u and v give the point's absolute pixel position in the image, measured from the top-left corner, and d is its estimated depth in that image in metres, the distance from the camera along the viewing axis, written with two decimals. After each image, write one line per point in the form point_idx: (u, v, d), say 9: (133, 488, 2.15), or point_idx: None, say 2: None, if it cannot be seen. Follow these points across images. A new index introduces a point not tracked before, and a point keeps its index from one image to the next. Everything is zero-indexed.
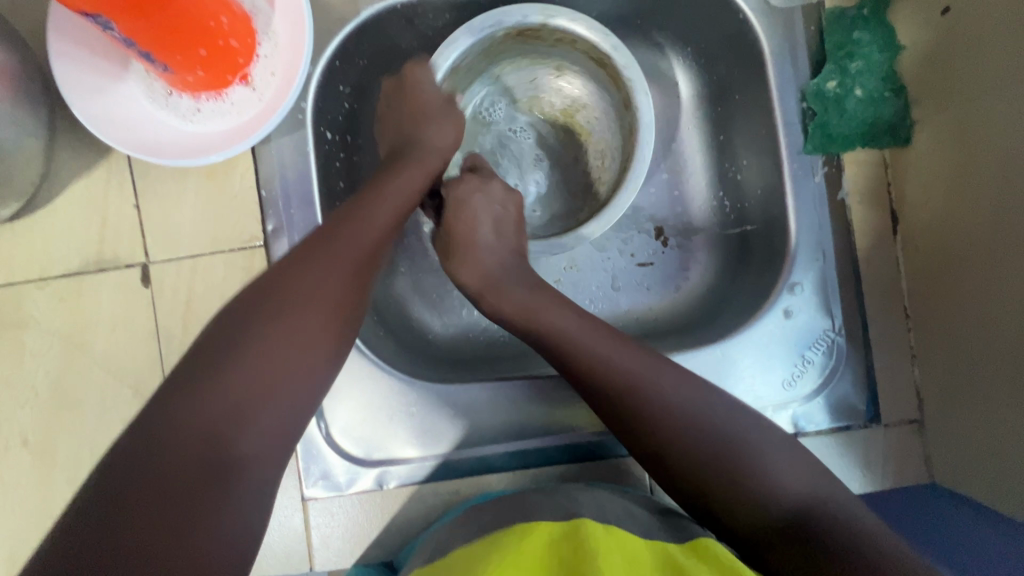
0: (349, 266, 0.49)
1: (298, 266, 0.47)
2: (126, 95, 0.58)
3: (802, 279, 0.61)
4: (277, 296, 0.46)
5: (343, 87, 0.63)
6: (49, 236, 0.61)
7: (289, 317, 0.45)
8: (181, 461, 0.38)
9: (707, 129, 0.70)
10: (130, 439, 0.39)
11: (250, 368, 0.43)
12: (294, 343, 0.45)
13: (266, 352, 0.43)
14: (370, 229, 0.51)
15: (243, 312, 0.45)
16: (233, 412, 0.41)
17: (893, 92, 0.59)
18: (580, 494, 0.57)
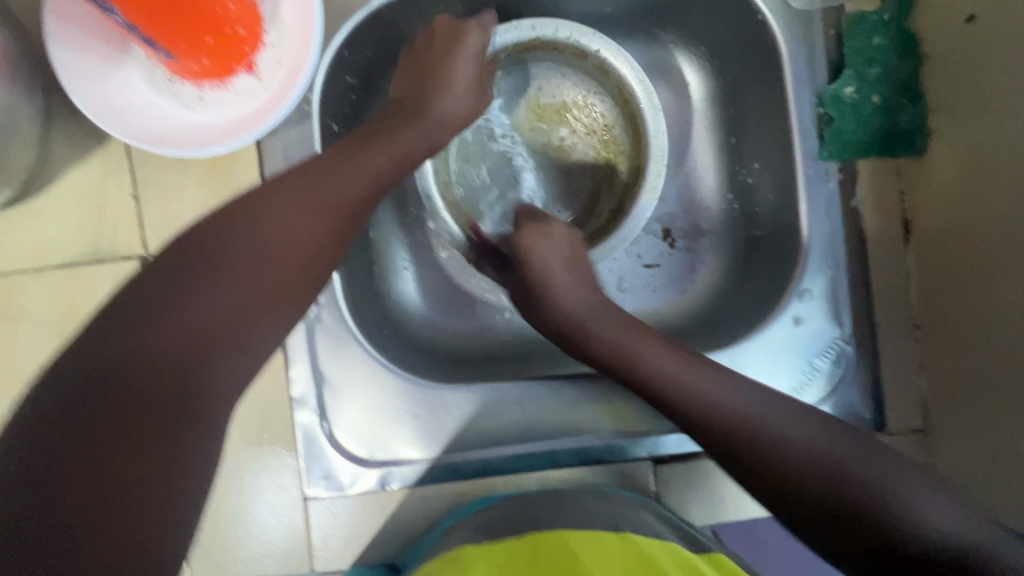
0: (332, 211, 0.46)
1: (274, 205, 0.44)
2: (127, 81, 0.56)
3: (812, 285, 0.61)
4: (244, 239, 0.43)
5: (350, 78, 0.62)
6: (42, 225, 0.59)
7: (258, 261, 0.42)
8: (135, 369, 0.36)
9: (718, 131, 0.69)
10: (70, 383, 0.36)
11: (216, 298, 0.40)
12: (260, 279, 0.42)
13: (234, 284, 0.41)
14: (357, 177, 0.48)
15: (212, 242, 0.42)
16: (197, 339, 0.39)
17: (910, 100, 0.59)
18: (589, 499, 0.57)
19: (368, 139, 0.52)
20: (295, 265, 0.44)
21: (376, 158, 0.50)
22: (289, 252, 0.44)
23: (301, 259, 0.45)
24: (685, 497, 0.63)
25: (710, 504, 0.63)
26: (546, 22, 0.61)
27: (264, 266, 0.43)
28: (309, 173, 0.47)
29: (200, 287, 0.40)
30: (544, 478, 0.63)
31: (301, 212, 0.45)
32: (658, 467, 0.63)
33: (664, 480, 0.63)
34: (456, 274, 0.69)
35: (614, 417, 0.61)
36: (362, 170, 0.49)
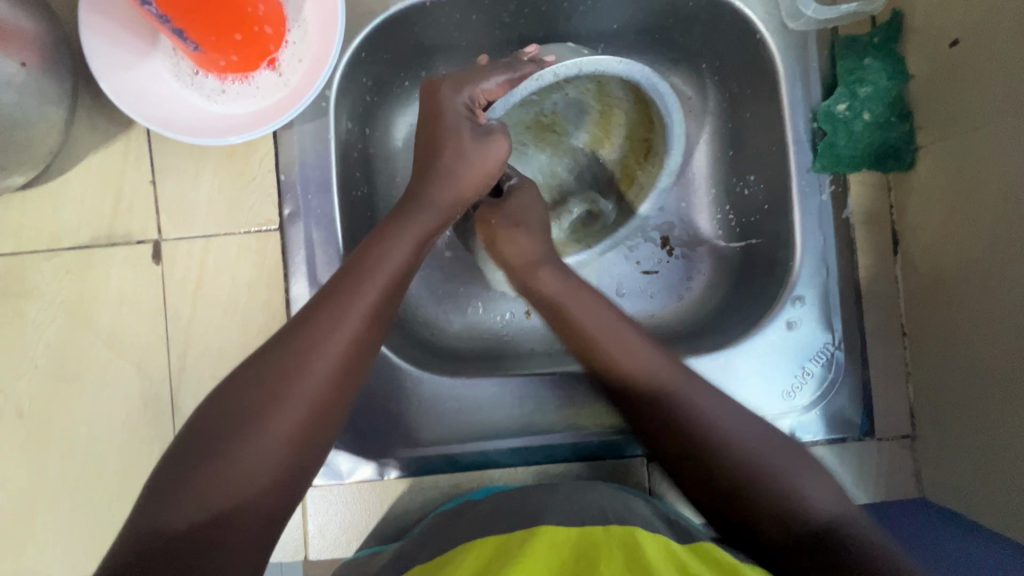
0: (339, 357, 0.46)
1: (291, 359, 0.45)
2: (152, 71, 0.58)
3: (805, 292, 0.63)
4: (266, 400, 0.43)
5: (366, 79, 0.66)
6: (62, 207, 0.61)
7: (285, 411, 0.44)
8: (207, 480, 0.41)
9: (717, 144, 0.72)
10: (159, 481, 0.42)
11: (260, 431, 0.43)
12: (284, 435, 0.44)
13: (282, 412, 0.44)
14: (359, 313, 0.47)
15: (234, 405, 0.44)
16: (236, 474, 0.42)
17: (899, 118, 0.62)
18: (575, 497, 0.56)
19: (370, 256, 0.50)
20: (312, 415, 0.45)
21: (383, 282, 0.49)
22: (309, 399, 0.45)
23: (318, 407, 0.45)
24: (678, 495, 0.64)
25: None
26: (568, 64, 0.55)
27: (289, 419, 0.44)
28: (320, 319, 0.46)
29: (254, 426, 0.43)
30: (540, 471, 0.63)
31: (332, 338, 0.46)
32: (653, 464, 0.64)
33: (659, 478, 0.64)
34: (459, 272, 0.71)
35: (609, 413, 0.62)
36: (371, 297, 0.48)
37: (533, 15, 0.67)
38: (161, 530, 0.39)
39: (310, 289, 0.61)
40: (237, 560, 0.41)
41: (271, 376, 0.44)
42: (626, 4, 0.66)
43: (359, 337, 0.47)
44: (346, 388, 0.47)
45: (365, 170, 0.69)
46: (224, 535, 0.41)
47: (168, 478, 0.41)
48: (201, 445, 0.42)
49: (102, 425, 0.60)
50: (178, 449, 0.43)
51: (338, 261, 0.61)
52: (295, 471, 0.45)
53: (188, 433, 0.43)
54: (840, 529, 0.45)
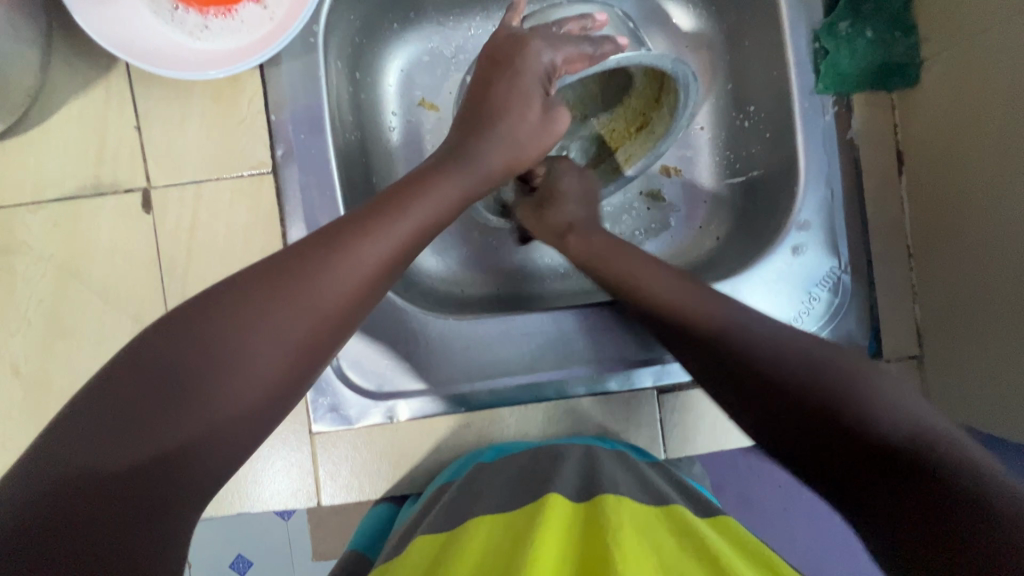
0: (336, 302, 0.43)
1: (285, 292, 0.41)
2: (128, 6, 0.55)
3: (811, 217, 0.62)
4: (247, 330, 0.39)
5: (354, 16, 0.63)
6: (43, 157, 0.58)
7: (280, 328, 0.40)
8: (179, 387, 0.37)
9: (716, 77, 0.70)
10: (123, 376, 0.37)
11: (250, 346, 0.39)
12: (262, 374, 0.40)
13: (276, 332, 0.40)
14: (369, 260, 0.45)
15: (209, 328, 0.39)
16: (211, 387, 0.38)
17: (902, 33, 0.60)
18: (588, 463, 0.54)
19: (394, 205, 0.48)
20: (295, 358, 0.41)
21: (403, 234, 0.47)
22: (292, 338, 0.41)
23: (299, 351, 0.42)
24: (689, 428, 0.64)
25: (714, 429, 0.64)
26: (636, 55, 0.55)
27: (268, 356, 0.40)
28: (325, 259, 0.43)
29: (243, 339, 0.39)
30: (551, 409, 0.63)
31: (348, 269, 0.44)
32: (663, 396, 0.64)
33: (669, 410, 0.64)
34: (482, 247, 0.70)
35: (619, 347, 0.62)
36: (383, 246, 0.46)
37: None
38: (117, 433, 0.35)
39: (308, 232, 0.59)
40: (192, 486, 0.36)
41: (269, 290, 0.41)
42: None
43: (362, 286, 0.44)
44: (333, 340, 0.44)
45: (358, 114, 0.67)
46: (175, 472, 0.35)
47: (130, 373, 0.37)
48: (183, 346, 0.38)
49: None
50: (128, 365, 0.37)
51: (334, 202, 0.59)
52: (264, 417, 0.41)
53: (169, 329, 0.39)
54: (921, 442, 0.35)
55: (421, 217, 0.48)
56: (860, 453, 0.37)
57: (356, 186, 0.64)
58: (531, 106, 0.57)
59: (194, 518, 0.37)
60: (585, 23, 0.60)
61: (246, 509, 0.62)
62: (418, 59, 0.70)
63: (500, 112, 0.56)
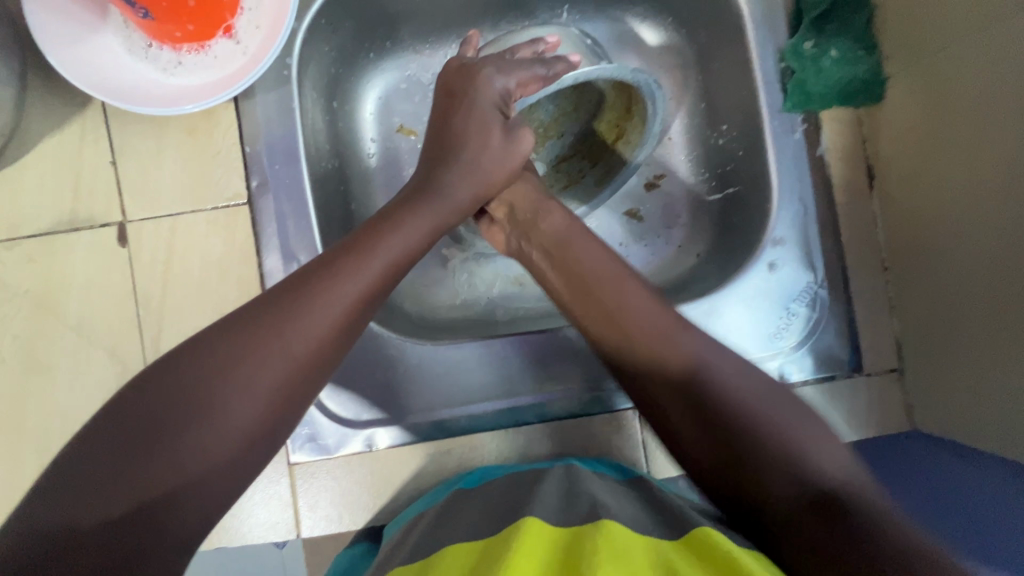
0: (308, 346, 0.43)
1: (258, 339, 0.42)
2: (103, 45, 0.56)
3: (786, 233, 0.63)
4: (222, 381, 0.40)
5: (328, 48, 0.64)
6: (19, 195, 0.59)
7: (255, 380, 0.41)
8: (154, 448, 0.38)
9: (689, 97, 0.71)
10: (103, 436, 0.38)
11: (224, 401, 0.40)
12: (239, 422, 0.40)
13: (250, 384, 0.41)
14: (338, 302, 0.45)
15: (185, 381, 0.40)
16: (187, 444, 0.38)
17: (866, 51, 0.61)
18: (566, 486, 0.53)
19: (364, 246, 0.48)
20: (271, 403, 0.42)
21: (373, 274, 0.47)
22: (266, 385, 0.41)
23: (275, 396, 0.42)
24: None
25: None
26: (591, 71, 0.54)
27: (243, 406, 0.40)
28: (295, 304, 0.43)
29: (218, 394, 0.40)
30: (532, 432, 0.63)
31: (319, 313, 0.44)
32: (645, 416, 0.63)
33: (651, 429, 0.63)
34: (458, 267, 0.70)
35: (599, 368, 0.62)
36: (353, 286, 0.45)
37: None
38: (97, 496, 0.36)
39: (284, 262, 0.59)
40: (170, 545, 0.37)
41: (242, 342, 0.41)
42: None
43: (333, 329, 0.44)
44: (310, 383, 0.44)
45: (334, 143, 0.67)
46: (155, 521, 0.37)
47: (109, 435, 0.38)
48: (158, 406, 0.39)
49: (77, 416, 0.58)
50: (110, 419, 0.39)
51: (309, 230, 0.59)
52: (245, 462, 0.41)
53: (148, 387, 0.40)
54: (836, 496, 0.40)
55: (390, 253, 0.48)
56: (783, 513, 0.41)
57: (334, 215, 0.64)
58: (493, 131, 0.56)
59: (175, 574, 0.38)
60: (538, 48, 0.61)
61: (225, 545, 0.61)
62: (395, 87, 0.71)
63: (462, 141, 0.56)
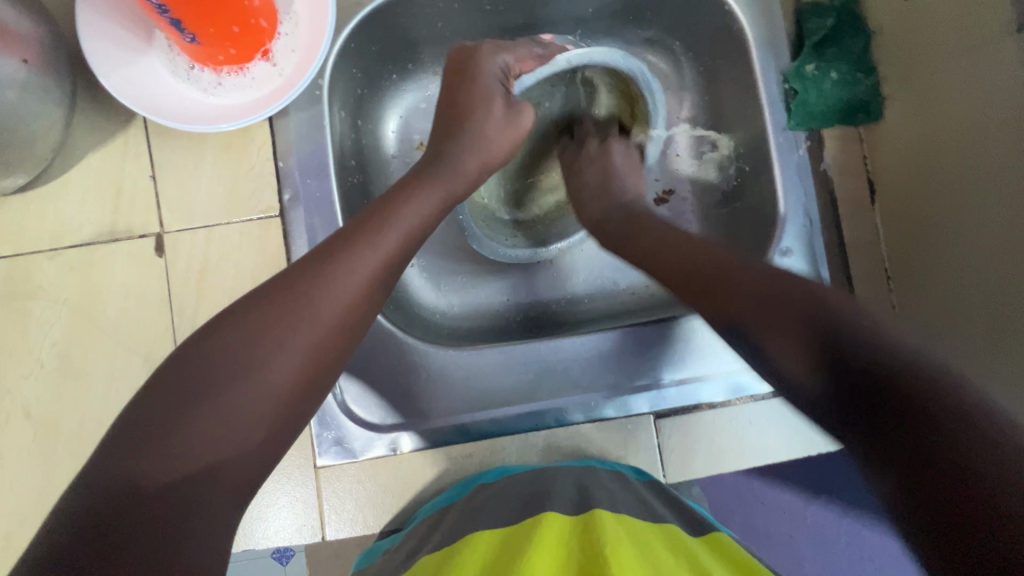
0: (340, 308, 0.46)
1: (292, 300, 0.44)
2: (148, 68, 0.60)
3: (792, 245, 0.66)
4: (262, 340, 0.42)
5: (356, 70, 0.68)
6: (63, 208, 0.62)
7: (291, 341, 0.43)
8: (201, 403, 0.40)
9: (697, 116, 0.75)
10: (149, 399, 0.40)
11: (263, 359, 0.42)
12: (280, 377, 0.42)
13: (287, 343, 0.43)
14: (364, 267, 0.47)
15: (226, 343, 0.42)
16: (232, 399, 0.40)
17: (865, 73, 0.65)
18: (588, 486, 0.55)
19: (384, 213, 0.50)
20: (307, 362, 0.44)
21: (394, 238, 0.50)
22: (303, 342, 0.44)
23: (313, 353, 0.44)
24: (687, 454, 0.65)
25: (712, 454, 0.65)
26: (587, 52, 0.59)
27: (283, 361, 0.43)
28: (324, 267, 0.46)
29: (256, 354, 0.42)
30: (550, 437, 0.65)
31: (346, 274, 0.46)
32: (660, 421, 0.65)
33: (667, 434, 0.65)
34: (475, 277, 0.72)
35: (616, 375, 0.64)
36: (376, 251, 0.48)
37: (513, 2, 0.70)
38: (149, 452, 0.37)
39: None
40: (223, 495, 0.39)
41: (276, 307, 0.44)
42: None
43: (361, 289, 0.47)
44: (342, 339, 0.47)
45: (360, 159, 0.71)
46: (211, 470, 0.39)
47: (156, 396, 0.40)
48: (202, 367, 0.41)
49: (113, 419, 0.60)
50: (159, 383, 0.41)
51: None
52: (285, 419, 0.43)
53: (187, 354, 0.42)
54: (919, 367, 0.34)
55: (407, 220, 0.51)
56: (870, 399, 0.35)
57: None
58: (495, 106, 0.60)
59: (228, 526, 0.39)
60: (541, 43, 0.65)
61: (251, 548, 0.62)
62: (415, 107, 0.75)
63: (467, 120, 0.60)
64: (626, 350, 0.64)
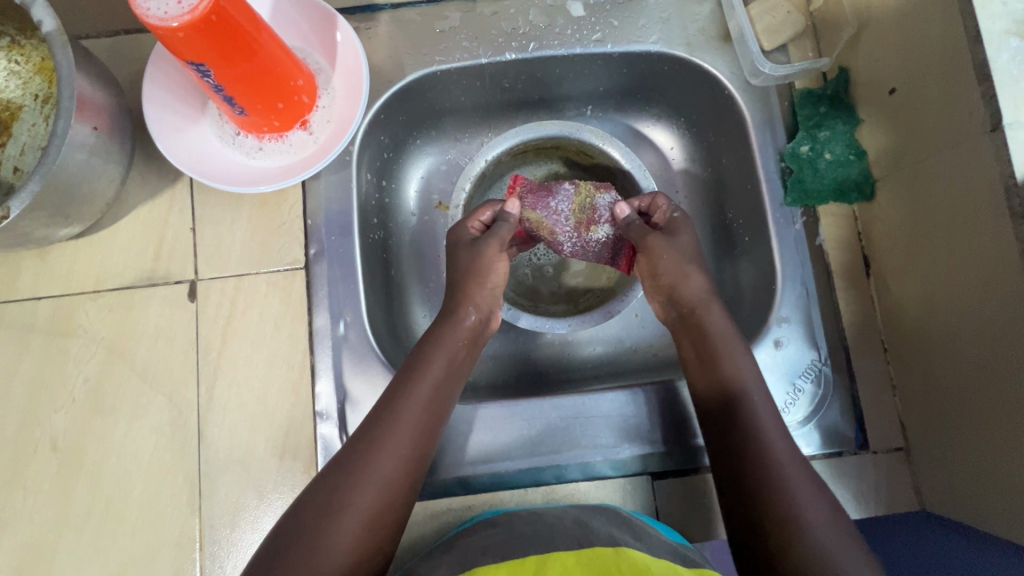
0: (407, 437, 0.56)
1: (343, 487, 0.53)
2: (199, 133, 0.67)
3: (790, 314, 0.68)
4: (333, 514, 0.51)
5: (383, 138, 0.75)
6: (109, 253, 0.68)
7: (372, 475, 0.54)
8: (308, 534, 0.50)
9: (700, 187, 0.79)
10: (278, 535, 0.51)
11: (352, 491, 0.53)
12: (365, 503, 0.52)
13: (369, 477, 0.53)
14: (418, 402, 0.57)
15: (305, 526, 0.51)
16: (332, 527, 0.51)
17: (856, 156, 0.69)
18: (587, 524, 0.56)
19: (397, 400, 0.57)
20: (386, 489, 0.54)
21: (412, 420, 0.57)
22: (355, 538, 0.51)
23: (365, 543, 0.52)
24: (688, 519, 0.65)
25: (709, 522, 0.64)
26: (498, 144, 0.74)
27: (342, 562, 0.50)
28: (370, 441, 0.55)
29: (348, 488, 0.53)
30: (549, 492, 0.65)
31: (405, 411, 0.57)
32: (657, 483, 0.65)
33: (666, 497, 0.65)
34: None
35: (619, 433, 0.66)
36: (426, 389, 0.58)
37: (529, 81, 0.76)
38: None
39: (332, 321, 0.66)
40: None
41: (360, 449, 0.55)
42: (610, 70, 0.76)
43: (398, 462, 0.55)
44: (387, 525, 0.53)
45: (382, 216, 0.76)
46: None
47: (282, 535, 0.51)
48: (312, 507, 0.52)
49: (134, 454, 0.64)
50: (247, 575, 0.50)
51: (358, 294, 0.67)
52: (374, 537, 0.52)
53: (303, 498, 0.54)
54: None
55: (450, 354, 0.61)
56: None
57: (377, 281, 0.71)
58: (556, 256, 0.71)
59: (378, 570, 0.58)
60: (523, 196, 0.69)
61: None
62: (437, 168, 0.80)
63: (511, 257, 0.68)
64: (628, 410, 0.66)
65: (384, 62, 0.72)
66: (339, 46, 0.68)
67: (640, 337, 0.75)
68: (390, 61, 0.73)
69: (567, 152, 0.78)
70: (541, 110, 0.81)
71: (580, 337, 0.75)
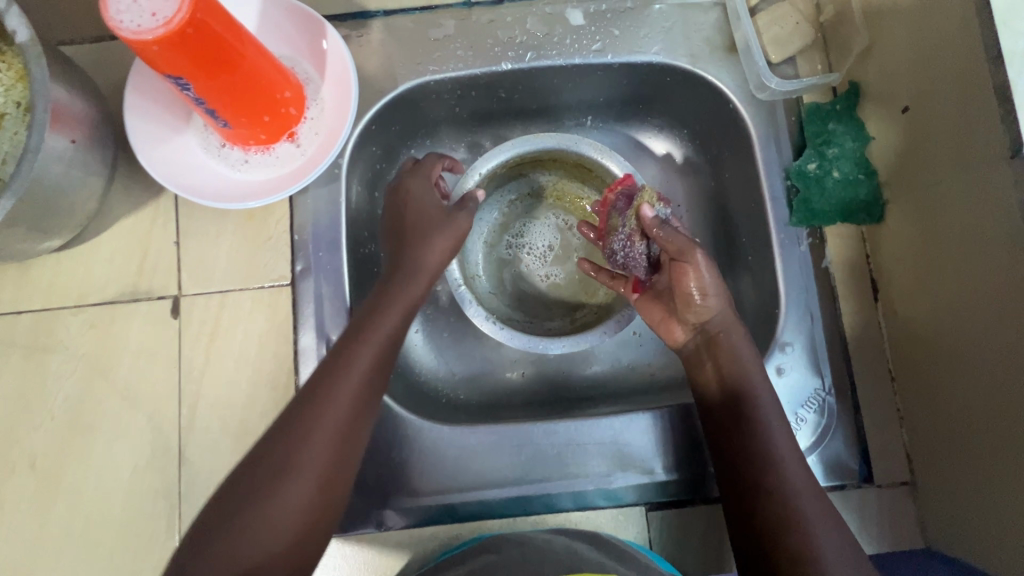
0: (338, 421, 0.53)
1: (270, 478, 0.50)
2: (183, 145, 0.65)
3: (793, 339, 0.65)
4: (258, 505, 0.49)
5: (375, 149, 0.72)
6: (91, 267, 0.66)
7: (300, 463, 0.51)
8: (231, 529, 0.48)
9: (702, 203, 0.76)
10: (200, 530, 0.49)
11: (279, 481, 0.50)
12: (293, 493, 0.50)
13: (297, 464, 0.51)
14: (348, 383, 0.54)
15: (229, 519, 0.48)
16: (257, 520, 0.48)
17: (866, 175, 0.66)
18: (575, 550, 0.54)
19: (325, 382, 0.54)
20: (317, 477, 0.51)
21: (340, 405, 0.53)
22: (285, 532, 0.49)
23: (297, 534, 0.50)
24: (683, 552, 0.62)
25: (705, 556, 0.62)
26: (492, 158, 0.71)
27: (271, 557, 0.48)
28: (297, 427, 0.52)
29: (275, 478, 0.50)
30: (539, 522, 0.63)
31: (334, 395, 0.54)
32: (651, 513, 0.63)
33: (660, 528, 0.63)
34: (472, 349, 0.73)
35: (613, 461, 0.63)
36: (357, 371, 0.55)
37: (526, 91, 0.74)
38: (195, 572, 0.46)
39: (318, 340, 0.65)
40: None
41: (285, 438, 0.51)
42: (610, 80, 0.73)
43: (330, 449, 0.52)
44: (321, 512, 0.52)
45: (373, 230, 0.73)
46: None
47: (204, 529, 0.48)
48: (236, 499, 0.49)
49: (113, 474, 0.62)
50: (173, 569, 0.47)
51: (345, 312, 0.65)
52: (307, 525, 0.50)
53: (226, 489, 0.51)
54: None
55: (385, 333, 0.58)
56: None
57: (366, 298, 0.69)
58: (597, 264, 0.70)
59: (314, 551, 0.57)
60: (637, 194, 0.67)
61: None
62: None
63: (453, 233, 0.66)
64: (618, 434, 0.64)
65: (376, 71, 0.70)
66: (328, 54, 0.66)
67: (638, 358, 0.73)
68: (382, 70, 0.70)
69: (564, 164, 0.75)
70: (538, 121, 0.78)
71: (576, 356, 0.73)
